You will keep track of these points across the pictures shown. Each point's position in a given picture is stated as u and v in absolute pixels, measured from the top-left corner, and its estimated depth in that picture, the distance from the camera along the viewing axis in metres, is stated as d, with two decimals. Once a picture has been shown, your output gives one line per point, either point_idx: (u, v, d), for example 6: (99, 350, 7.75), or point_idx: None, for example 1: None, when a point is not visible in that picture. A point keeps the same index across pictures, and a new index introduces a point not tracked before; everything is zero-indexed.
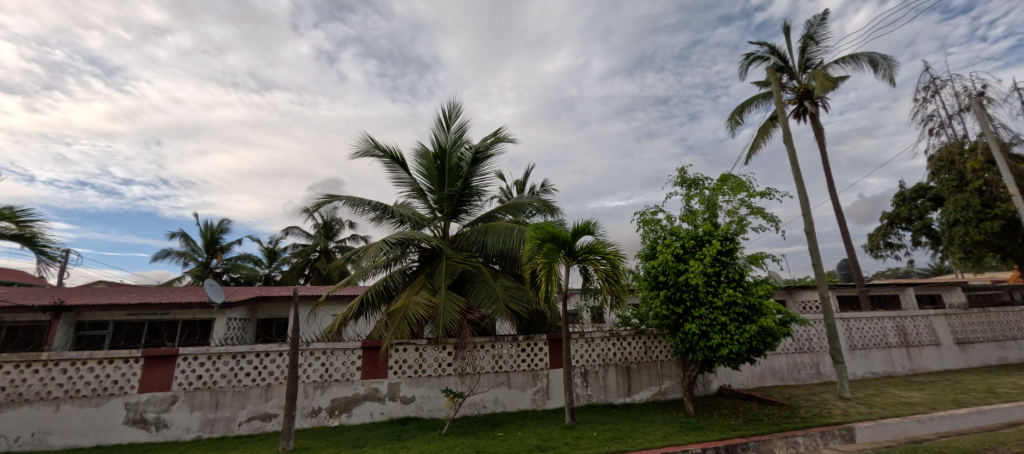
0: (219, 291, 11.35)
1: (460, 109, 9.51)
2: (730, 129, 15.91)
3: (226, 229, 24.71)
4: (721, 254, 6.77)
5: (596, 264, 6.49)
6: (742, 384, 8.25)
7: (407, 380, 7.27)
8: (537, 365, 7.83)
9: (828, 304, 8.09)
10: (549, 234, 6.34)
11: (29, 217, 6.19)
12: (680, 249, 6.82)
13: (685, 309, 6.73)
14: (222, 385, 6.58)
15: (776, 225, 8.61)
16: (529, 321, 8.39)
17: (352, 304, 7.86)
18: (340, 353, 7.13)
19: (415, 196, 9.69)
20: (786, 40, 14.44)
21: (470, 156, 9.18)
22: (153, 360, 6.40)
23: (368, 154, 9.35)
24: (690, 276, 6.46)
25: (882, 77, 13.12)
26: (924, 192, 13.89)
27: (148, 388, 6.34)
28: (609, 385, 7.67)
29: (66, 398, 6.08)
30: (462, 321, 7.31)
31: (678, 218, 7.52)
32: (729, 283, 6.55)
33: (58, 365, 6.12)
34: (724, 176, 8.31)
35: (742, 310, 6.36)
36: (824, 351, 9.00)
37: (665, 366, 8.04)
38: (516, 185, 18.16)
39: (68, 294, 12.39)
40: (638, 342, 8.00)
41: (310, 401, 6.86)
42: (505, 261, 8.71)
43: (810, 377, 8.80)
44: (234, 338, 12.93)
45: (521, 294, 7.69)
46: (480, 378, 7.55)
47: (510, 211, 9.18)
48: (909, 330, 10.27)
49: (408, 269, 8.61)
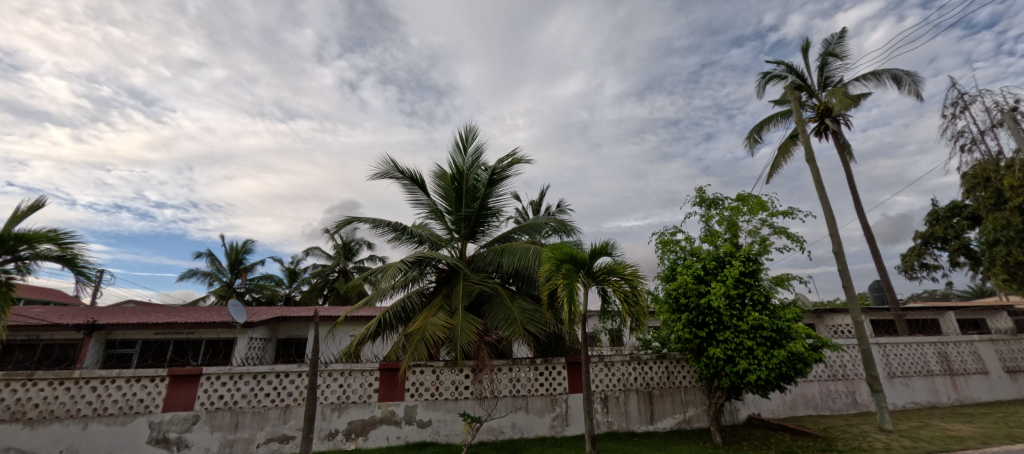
0: (242, 312, 11.59)
1: (476, 132, 9.66)
2: (749, 147, 15.73)
3: (249, 250, 25.49)
4: (745, 275, 6.38)
5: (615, 286, 6.20)
6: (772, 413, 7.78)
7: (424, 404, 7.18)
8: (555, 389, 7.65)
9: (863, 328, 7.62)
10: (567, 255, 6.11)
11: (71, 240, 6.28)
12: (700, 270, 6.49)
13: (709, 333, 6.37)
14: (242, 406, 6.43)
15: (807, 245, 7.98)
16: (546, 343, 8.26)
17: (369, 325, 7.85)
18: (358, 374, 7.10)
19: (432, 218, 9.82)
20: (804, 58, 14.36)
21: (486, 178, 9.27)
22: (178, 379, 6.29)
23: (387, 176, 9.54)
24: (713, 299, 6.09)
25: (907, 93, 12.80)
26: (959, 211, 13.32)
27: (171, 408, 6.22)
28: (630, 411, 7.37)
29: (95, 415, 6.02)
30: (479, 343, 7.22)
31: (698, 238, 7.17)
32: (754, 306, 6.16)
33: (89, 383, 6.10)
34: (744, 195, 7.69)
35: (770, 334, 5.98)
36: (859, 378, 8.46)
37: (688, 392, 7.71)
38: (531, 205, 18.20)
39: (100, 312, 12.85)
40: (660, 366, 7.70)
41: (327, 423, 6.81)
42: (521, 281, 8.67)
43: (845, 407, 8.25)
44: (255, 357, 13.15)
45: (539, 316, 7.56)
46: (498, 402, 7.41)
47: (527, 231, 9.20)
48: (953, 356, 9.67)
49: (425, 289, 8.64)
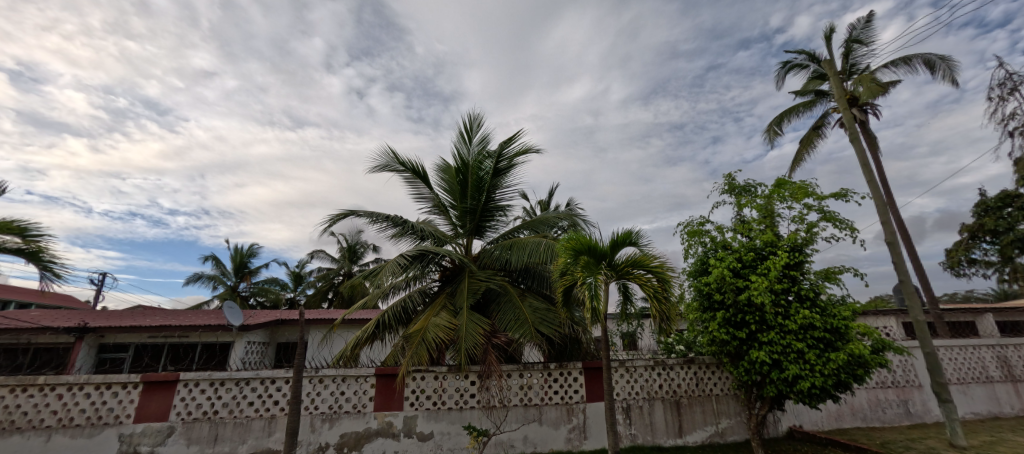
0: (238, 315, 10.92)
1: (482, 121, 9.02)
2: (769, 140, 14.95)
3: (253, 253, 25.15)
4: (789, 267, 5.61)
5: (642, 280, 5.42)
6: (815, 425, 6.95)
7: (425, 414, 6.50)
8: (571, 398, 6.95)
9: (925, 331, 6.67)
10: (585, 245, 5.37)
11: (37, 232, 5.65)
12: (737, 263, 5.70)
13: (749, 334, 5.60)
14: (223, 416, 5.74)
15: (855, 233, 6.76)
16: (560, 347, 7.57)
17: (366, 327, 7.21)
18: (352, 380, 6.44)
19: (436, 213, 9.19)
20: (827, 46, 13.63)
21: (492, 169, 8.57)
22: (152, 386, 5.63)
23: (388, 168, 8.94)
24: (755, 295, 5.31)
25: (942, 79, 11.97)
26: (1012, 200, 12.37)
27: (145, 418, 5.56)
28: (656, 423, 6.63)
29: (59, 426, 5.37)
30: (486, 346, 6.54)
31: (730, 228, 6.25)
32: (802, 303, 5.41)
33: (54, 390, 5.45)
34: (784, 179, 6.31)
35: (822, 334, 5.24)
36: (912, 386, 7.58)
37: (720, 401, 6.94)
38: (540, 204, 17.52)
39: (95, 315, 12.42)
40: (687, 372, 6.96)
41: (317, 436, 6.13)
42: (532, 280, 8.02)
43: (897, 418, 7.39)
44: (253, 362, 12.65)
45: (552, 316, 6.88)
46: (508, 413, 6.71)
47: (535, 227, 8.56)
48: (1013, 361, 8.79)
49: (429, 288, 8.00)
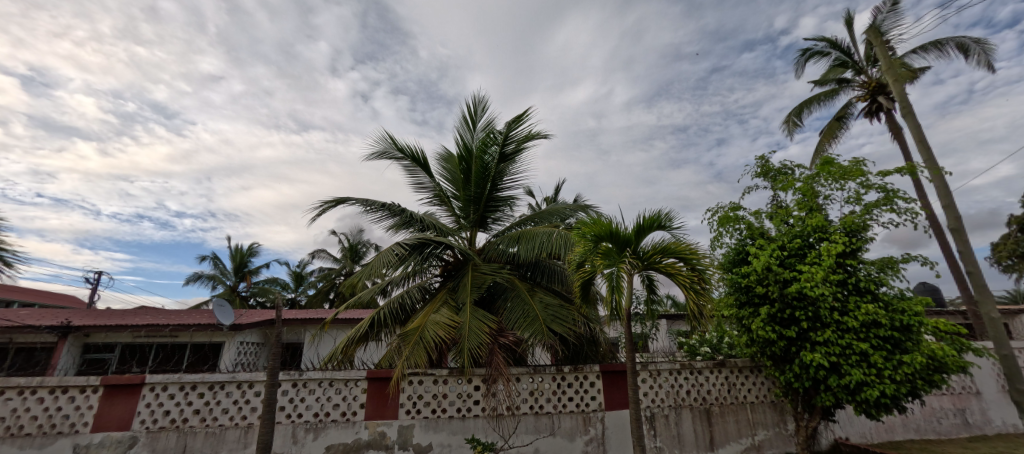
0: (228, 314, 10.22)
1: (486, 104, 8.35)
2: (788, 132, 14.25)
3: (254, 252, 24.63)
4: (843, 256, 4.96)
5: (673, 269, 4.76)
6: (863, 437, 6.23)
7: (423, 423, 5.83)
8: (588, 406, 6.25)
9: (999, 327, 5.48)
10: (606, 230, 4.69)
11: None
12: (781, 252, 5.03)
13: (799, 333, 4.92)
14: (193, 425, 5.09)
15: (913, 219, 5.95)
16: (575, 348, 6.88)
17: (358, 326, 6.53)
18: (340, 385, 5.78)
19: (438, 204, 8.53)
20: (849, 33, 13.00)
21: (497, 155, 7.88)
22: (114, 390, 4.99)
23: (386, 155, 8.28)
24: (807, 288, 4.63)
25: (978, 64, 11.11)
26: None
27: (104, 426, 4.92)
28: (684, 434, 5.93)
29: (5, 436, 4.71)
30: (491, 346, 5.87)
31: (766, 214, 5.55)
32: (861, 298, 4.74)
33: (3, 394, 4.80)
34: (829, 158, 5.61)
35: (888, 333, 4.59)
36: (968, 394, 6.86)
37: (755, 410, 6.23)
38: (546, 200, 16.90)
39: (81, 314, 11.81)
40: (719, 377, 6.25)
41: (300, 448, 5.46)
42: (542, 275, 7.36)
43: (954, 429, 6.65)
44: (245, 364, 12.04)
45: (565, 313, 6.21)
46: (519, 422, 6.03)
47: (544, 217, 7.89)
48: None
49: (429, 284, 7.35)
